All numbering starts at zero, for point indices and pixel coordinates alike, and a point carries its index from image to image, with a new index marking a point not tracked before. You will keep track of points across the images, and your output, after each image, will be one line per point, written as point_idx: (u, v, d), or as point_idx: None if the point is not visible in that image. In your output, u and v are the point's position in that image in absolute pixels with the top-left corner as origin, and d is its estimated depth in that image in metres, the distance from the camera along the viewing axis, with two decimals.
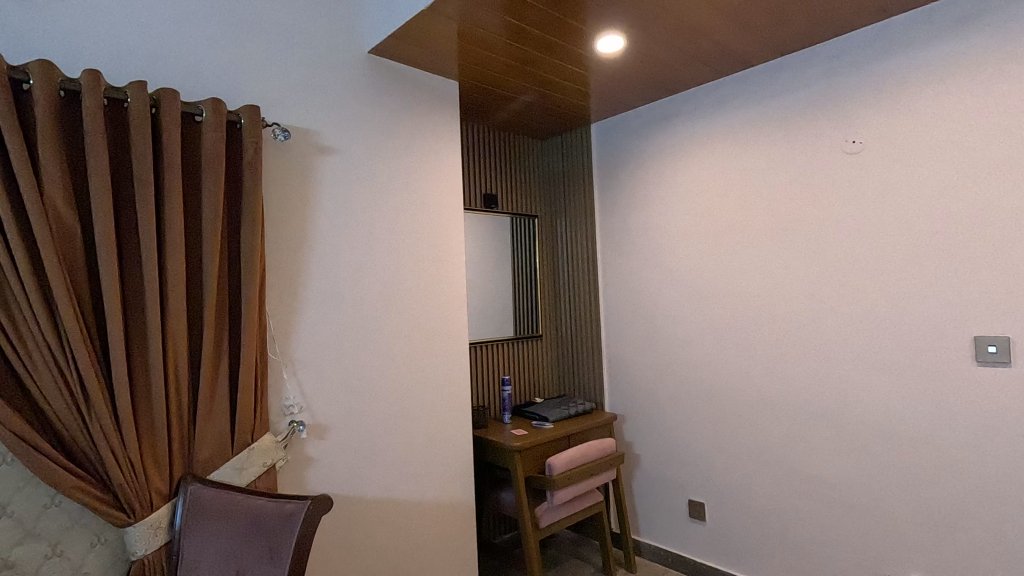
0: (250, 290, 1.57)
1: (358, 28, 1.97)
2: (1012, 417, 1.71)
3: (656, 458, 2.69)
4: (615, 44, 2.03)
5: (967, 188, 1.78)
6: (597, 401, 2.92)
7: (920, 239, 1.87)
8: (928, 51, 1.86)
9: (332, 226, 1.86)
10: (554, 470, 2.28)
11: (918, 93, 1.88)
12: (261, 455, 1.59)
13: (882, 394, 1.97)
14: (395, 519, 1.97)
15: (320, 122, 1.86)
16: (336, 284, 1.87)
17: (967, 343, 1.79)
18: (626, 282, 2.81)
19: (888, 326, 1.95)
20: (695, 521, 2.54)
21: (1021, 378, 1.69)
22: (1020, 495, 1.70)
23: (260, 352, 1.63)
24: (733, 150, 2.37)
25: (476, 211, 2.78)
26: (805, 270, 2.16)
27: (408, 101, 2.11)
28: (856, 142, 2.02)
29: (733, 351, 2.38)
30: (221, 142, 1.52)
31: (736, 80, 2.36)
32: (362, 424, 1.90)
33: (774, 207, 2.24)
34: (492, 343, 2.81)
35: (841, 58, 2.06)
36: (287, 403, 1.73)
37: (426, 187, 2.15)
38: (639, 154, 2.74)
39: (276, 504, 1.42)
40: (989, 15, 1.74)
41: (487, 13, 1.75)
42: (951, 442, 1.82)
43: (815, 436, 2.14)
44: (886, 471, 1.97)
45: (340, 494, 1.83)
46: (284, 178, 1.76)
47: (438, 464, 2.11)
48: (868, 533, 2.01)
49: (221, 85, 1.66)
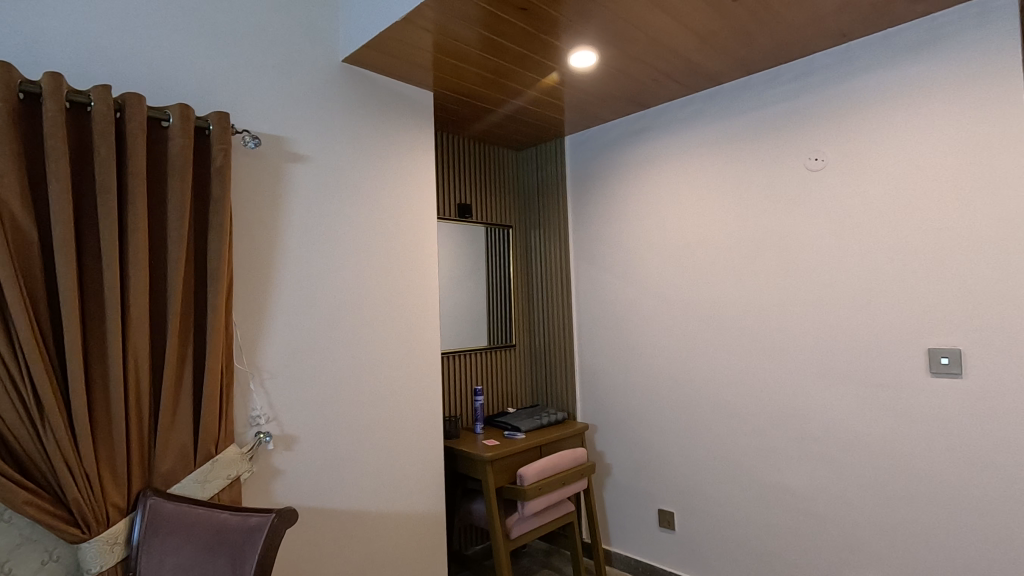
0: (216, 299, 1.54)
1: (331, 38, 1.97)
2: (964, 426, 1.77)
3: (626, 468, 2.72)
4: (588, 60, 2.06)
5: (923, 205, 1.85)
6: (570, 410, 2.94)
7: (879, 254, 1.94)
8: (887, 73, 1.93)
9: (302, 235, 1.85)
10: (525, 480, 2.28)
11: (878, 113, 1.95)
12: (225, 467, 1.56)
13: (844, 405, 2.02)
14: (363, 532, 1.94)
15: (291, 130, 1.84)
16: (306, 294, 1.85)
17: (922, 356, 1.85)
18: (598, 293, 2.84)
19: (849, 338, 2.01)
20: (665, 530, 2.56)
21: (972, 389, 1.76)
22: (970, 501, 1.76)
23: (226, 362, 1.61)
24: (703, 165, 2.42)
25: (450, 221, 2.79)
26: (770, 284, 2.21)
27: (381, 110, 2.11)
28: (820, 160, 2.08)
29: (701, 362, 2.42)
30: (189, 149, 1.50)
31: (706, 96, 2.41)
32: (330, 435, 1.88)
33: (741, 223, 2.29)
34: (464, 352, 2.81)
35: (805, 78, 2.12)
36: (254, 414, 1.70)
37: (398, 196, 2.15)
38: (613, 167, 2.77)
39: (241, 518, 1.37)
40: (943, 40, 1.82)
41: (463, 26, 1.77)
42: (909, 452, 1.88)
43: (780, 447, 2.18)
44: (846, 479, 2.02)
45: (307, 506, 1.80)
46: (253, 186, 1.74)
47: (408, 475, 2.10)
48: (831, 541, 2.06)
49: (189, 90, 1.63)
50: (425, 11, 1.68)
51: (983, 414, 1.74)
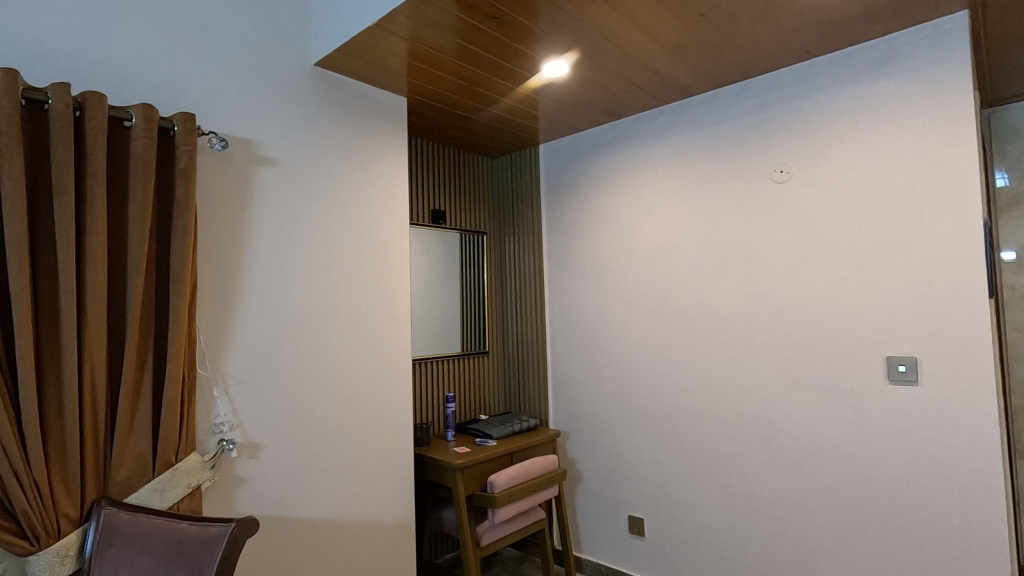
0: (179, 303, 1.51)
1: (303, 41, 1.95)
2: (919, 432, 1.83)
3: (597, 475, 2.73)
4: (561, 69, 2.08)
5: (880, 218, 1.91)
6: (542, 417, 2.94)
7: (840, 265, 1.99)
8: (848, 90, 2.00)
9: (270, 240, 1.83)
10: (495, 486, 2.27)
11: (840, 128, 2.01)
12: (186, 475, 1.52)
13: (807, 412, 2.07)
14: (329, 541, 1.91)
15: (260, 134, 1.82)
16: (273, 299, 1.82)
17: (881, 364, 1.91)
18: (571, 300, 2.86)
19: (812, 347, 2.06)
20: (635, 537, 2.57)
21: (927, 396, 1.82)
22: (925, 504, 1.82)
23: (188, 368, 1.57)
24: (673, 175, 2.46)
25: (423, 226, 2.78)
26: (738, 293, 2.25)
27: (352, 115, 2.10)
28: (785, 172, 2.13)
29: (670, 369, 2.45)
30: (152, 150, 1.47)
31: (676, 108, 2.45)
32: (296, 442, 1.85)
33: (710, 232, 2.33)
34: (435, 359, 2.79)
35: (771, 93, 2.18)
36: (216, 421, 1.67)
37: (369, 202, 2.13)
38: (586, 176, 2.80)
39: (200, 528, 1.32)
40: (899, 61, 1.89)
41: (436, 33, 1.77)
42: (868, 457, 1.93)
43: (746, 453, 2.21)
44: (810, 485, 2.06)
45: (270, 516, 1.77)
46: (218, 188, 1.71)
47: (375, 482, 2.08)
48: (793, 545, 2.10)
49: (154, 90, 1.60)
50: (398, 17, 1.68)
51: (938, 420, 1.79)
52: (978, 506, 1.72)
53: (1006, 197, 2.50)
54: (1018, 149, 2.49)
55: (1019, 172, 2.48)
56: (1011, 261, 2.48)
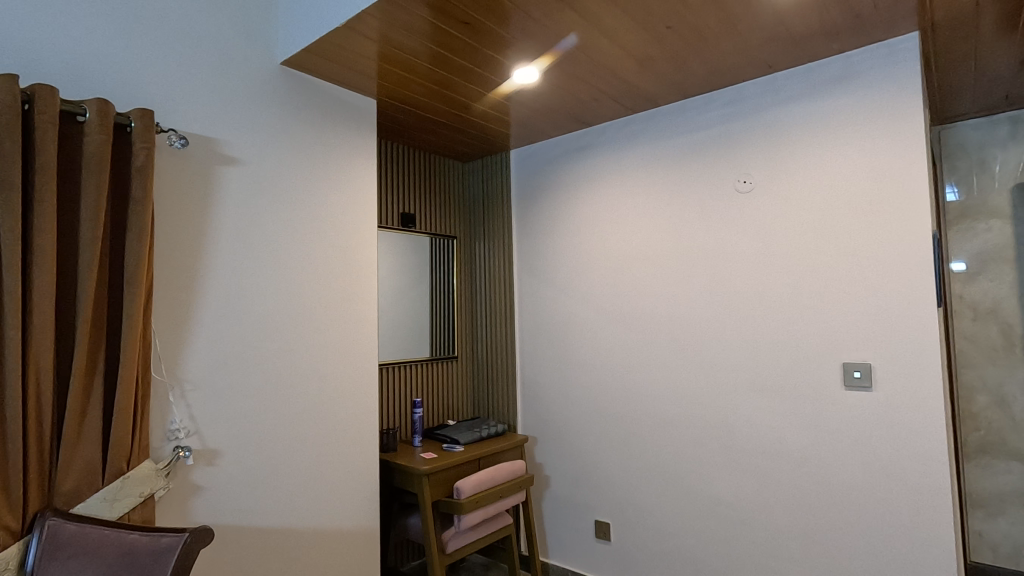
0: (134, 305, 1.45)
1: (269, 40, 1.92)
2: (872, 436, 1.89)
3: (565, 480, 2.74)
4: (531, 76, 2.09)
5: (837, 229, 1.98)
6: (510, 423, 2.94)
7: (800, 274, 2.05)
8: (808, 105, 2.06)
9: (232, 241, 1.78)
10: (462, 493, 2.26)
11: (801, 142, 2.08)
12: (137, 484, 1.47)
13: (768, 417, 2.11)
14: (289, 551, 1.87)
15: (222, 132, 1.78)
16: (235, 301, 1.78)
17: (838, 370, 1.97)
18: (540, 305, 2.87)
19: (772, 353, 2.11)
20: (601, 541, 2.59)
21: (880, 402, 1.88)
22: (877, 506, 1.88)
23: (142, 373, 1.52)
24: (641, 183, 2.49)
25: (393, 230, 2.75)
26: (702, 300, 2.29)
27: (320, 116, 2.07)
28: (748, 183, 2.19)
29: (637, 374, 2.48)
30: (107, 146, 1.42)
31: (644, 118, 2.49)
32: (255, 448, 1.80)
33: (675, 240, 2.37)
34: (403, 364, 2.76)
35: (736, 105, 2.23)
36: (172, 427, 1.61)
37: (335, 205, 2.10)
38: (557, 182, 2.82)
39: (151, 539, 1.25)
40: (855, 78, 1.96)
41: (407, 36, 1.76)
42: (826, 461, 1.98)
43: (709, 457, 2.25)
44: (770, 488, 2.10)
45: (227, 525, 1.72)
46: (178, 187, 1.66)
47: (338, 489, 2.04)
48: (753, 547, 2.14)
49: (110, 84, 1.55)
50: (368, 19, 1.66)
51: (891, 425, 1.85)
52: (928, 508, 1.78)
53: (955, 211, 2.62)
54: (965, 165, 2.61)
55: (968, 187, 2.60)
56: (961, 272, 2.60)
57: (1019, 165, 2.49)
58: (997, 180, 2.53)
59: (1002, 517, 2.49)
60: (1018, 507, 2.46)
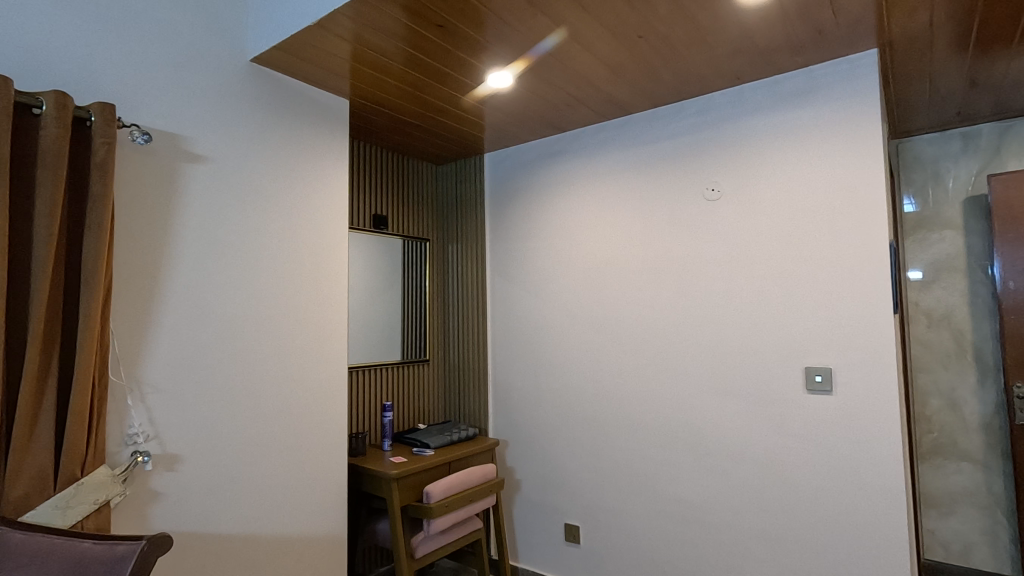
0: (91, 305, 1.40)
1: (239, 36, 1.88)
2: (832, 439, 1.95)
3: (535, 483, 2.74)
4: (505, 80, 2.10)
5: (801, 237, 2.04)
6: (481, 426, 2.93)
7: (766, 280, 2.10)
8: (773, 117, 2.12)
9: (197, 241, 1.74)
10: (431, 497, 2.24)
11: (767, 152, 2.13)
12: (92, 491, 1.41)
13: (733, 420, 2.16)
14: (252, 558, 1.82)
15: (188, 129, 1.73)
16: (198, 302, 1.73)
17: (800, 374, 2.02)
18: (512, 309, 2.87)
19: (738, 357, 2.16)
20: (570, 544, 2.60)
21: (840, 405, 1.94)
22: (836, 507, 1.93)
23: (100, 374, 1.46)
24: (614, 189, 2.52)
25: (365, 231, 2.72)
26: (672, 305, 2.33)
27: (290, 115, 2.04)
28: (716, 191, 2.24)
29: (607, 378, 2.50)
30: (65, 140, 1.37)
31: (617, 125, 2.53)
32: (218, 453, 1.75)
33: (646, 246, 2.41)
34: (373, 368, 2.73)
35: (705, 114, 2.28)
36: (130, 432, 1.56)
37: (305, 205, 2.07)
38: (530, 186, 2.84)
39: (106, 547, 1.20)
40: (818, 92, 2.03)
41: (381, 37, 1.75)
42: (788, 462, 2.03)
43: (677, 460, 2.28)
44: (735, 490, 2.14)
45: (188, 532, 1.67)
46: (139, 184, 1.61)
47: (304, 494, 2.00)
48: (718, 548, 2.18)
49: (68, 75, 1.49)
50: (341, 19, 1.65)
51: (850, 427, 1.91)
52: (885, 509, 1.84)
53: (912, 221, 2.73)
54: (921, 177, 2.73)
55: (924, 198, 2.71)
56: (917, 280, 2.70)
57: (971, 179, 2.61)
58: (951, 192, 2.65)
59: (953, 516, 2.59)
60: (968, 506, 2.56)
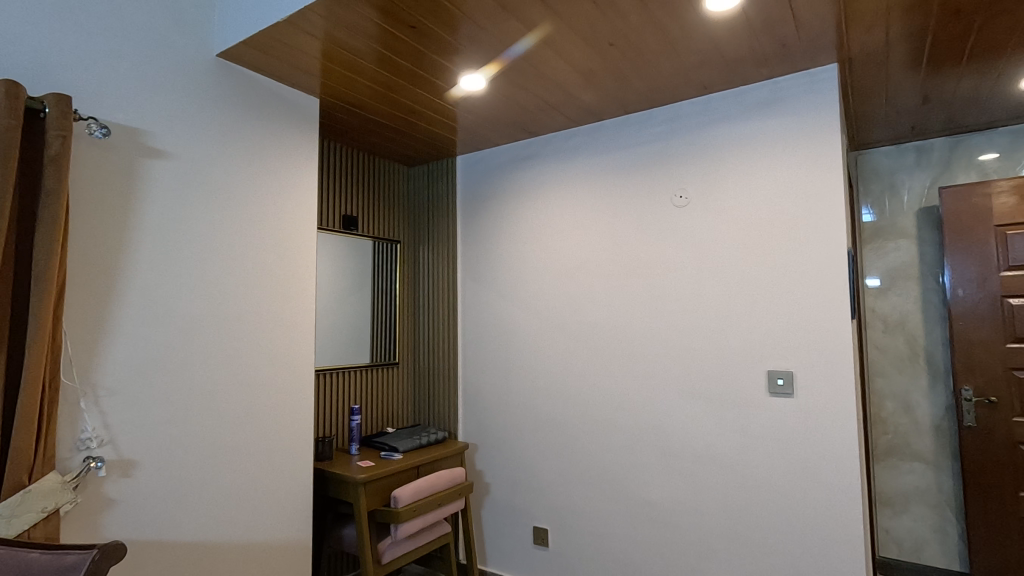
0: (42, 304, 1.34)
1: (204, 30, 1.83)
2: (793, 440, 2.00)
3: (504, 486, 2.74)
4: (477, 83, 2.10)
5: (765, 243, 2.09)
6: (451, 429, 2.92)
7: (731, 286, 2.15)
8: (739, 126, 2.18)
9: (158, 239, 1.68)
10: (399, 501, 2.22)
11: (733, 161, 2.19)
12: (41, 498, 1.35)
13: (698, 422, 2.20)
14: (211, 566, 1.77)
15: (149, 123, 1.68)
16: (158, 302, 1.68)
17: (763, 377, 2.07)
18: (483, 311, 2.87)
19: (703, 361, 2.20)
20: (539, 547, 2.60)
21: (801, 408, 1.99)
22: (795, 507, 1.99)
23: (51, 377, 1.40)
24: (585, 194, 2.55)
25: (334, 232, 2.68)
26: (640, 309, 2.36)
27: (256, 112, 1.99)
28: (684, 198, 2.28)
29: (576, 381, 2.51)
30: (16, 132, 1.31)
31: (588, 130, 2.56)
32: (177, 458, 1.70)
33: (616, 250, 2.44)
34: (341, 371, 2.68)
35: (674, 122, 2.33)
36: (83, 437, 1.50)
37: (272, 204, 2.03)
38: (503, 189, 2.84)
39: (55, 556, 1.15)
40: (782, 103, 2.09)
41: (353, 36, 1.74)
42: (751, 464, 2.08)
43: (644, 462, 2.31)
44: (700, 491, 2.18)
45: (142, 540, 1.61)
46: (96, 180, 1.56)
47: (267, 500, 1.96)
48: (684, 548, 2.21)
49: (21, 63, 1.43)
50: (312, 17, 1.63)
51: (809, 429, 1.97)
52: (841, 508, 1.90)
53: (869, 230, 2.84)
54: (878, 188, 2.84)
55: (881, 208, 2.81)
56: (874, 286, 2.81)
57: (924, 191, 2.72)
58: (906, 203, 2.76)
59: (905, 514, 2.69)
60: (920, 505, 2.66)
